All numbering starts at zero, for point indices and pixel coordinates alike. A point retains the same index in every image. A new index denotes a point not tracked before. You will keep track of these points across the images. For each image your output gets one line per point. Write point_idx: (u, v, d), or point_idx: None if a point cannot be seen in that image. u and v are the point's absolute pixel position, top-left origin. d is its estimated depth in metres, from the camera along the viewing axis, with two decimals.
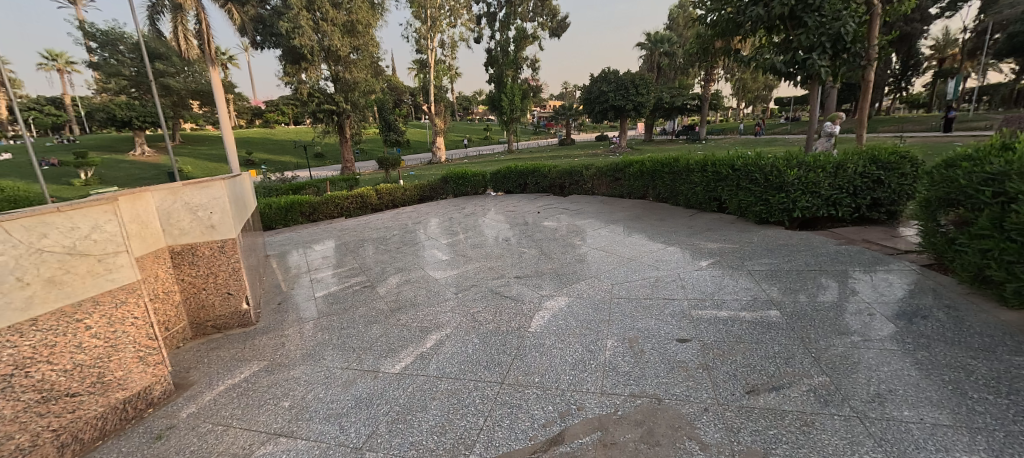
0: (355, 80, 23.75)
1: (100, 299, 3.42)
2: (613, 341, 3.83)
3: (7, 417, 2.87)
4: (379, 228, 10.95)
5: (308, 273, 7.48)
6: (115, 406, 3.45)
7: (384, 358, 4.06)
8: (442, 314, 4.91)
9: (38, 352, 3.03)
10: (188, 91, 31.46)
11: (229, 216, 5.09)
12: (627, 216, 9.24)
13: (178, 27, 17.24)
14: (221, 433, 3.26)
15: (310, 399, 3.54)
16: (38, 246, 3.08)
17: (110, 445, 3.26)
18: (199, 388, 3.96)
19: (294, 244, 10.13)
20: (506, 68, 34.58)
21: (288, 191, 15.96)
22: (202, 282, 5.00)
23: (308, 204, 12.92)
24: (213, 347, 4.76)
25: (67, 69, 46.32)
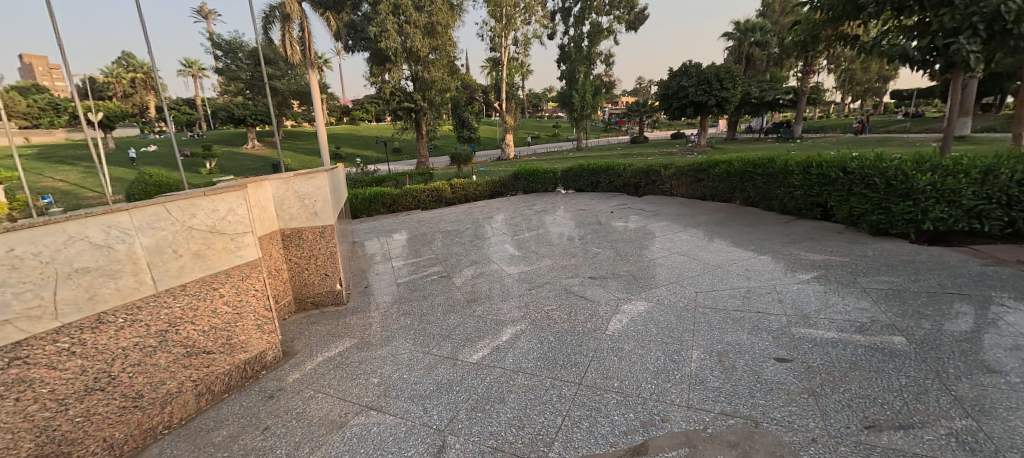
0: (432, 79, 24.90)
1: (231, 272, 3.97)
2: (699, 353, 3.60)
3: (162, 365, 3.42)
4: (453, 221, 11.39)
5: (390, 261, 8.03)
6: (239, 365, 3.99)
7: (462, 347, 4.22)
8: (517, 310, 4.96)
9: (186, 313, 3.60)
10: (290, 92, 35.34)
11: (330, 204, 5.61)
12: (709, 219, 8.62)
13: (285, 35, 19.38)
14: (321, 400, 3.61)
15: (396, 379, 3.79)
16: (189, 224, 3.66)
17: (234, 400, 3.77)
18: (303, 357, 4.44)
19: (376, 233, 10.93)
20: (579, 64, 34.00)
21: (371, 184, 17.23)
22: (306, 262, 5.59)
23: (389, 196, 13.86)
24: (313, 321, 5.31)
25: (198, 75, 54.39)
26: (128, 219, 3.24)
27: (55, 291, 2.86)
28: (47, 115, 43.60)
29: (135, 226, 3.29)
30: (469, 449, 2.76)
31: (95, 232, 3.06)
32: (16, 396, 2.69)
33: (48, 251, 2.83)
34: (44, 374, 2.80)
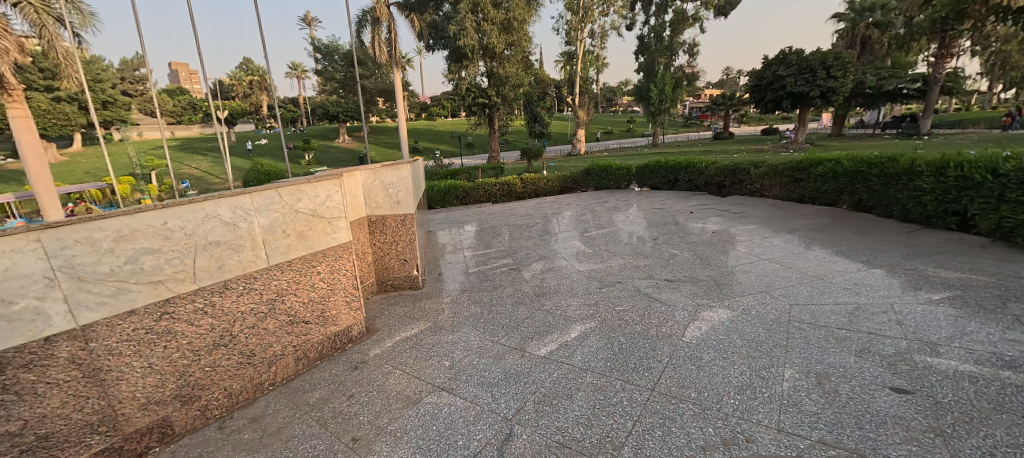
0: (506, 74, 25.23)
1: (326, 252, 4.40)
2: (793, 372, 3.23)
3: (270, 330, 3.92)
4: (522, 215, 11.51)
5: (461, 251, 8.36)
6: (330, 336, 4.43)
7: (530, 340, 4.25)
8: (587, 308, 4.87)
9: (290, 286, 4.07)
10: (377, 90, 38.12)
11: (411, 194, 5.93)
12: (807, 225, 7.69)
13: (374, 37, 20.89)
14: (399, 377, 3.87)
15: (466, 364, 3.94)
16: (295, 207, 4.11)
17: (325, 367, 4.21)
18: (383, 334, 4.80)
19: (449, 223, 11.45)
20: (659, 55, 32.20)
21: (445, 177, 18.04)
22: (388, 248, 6.02)
23: (462, 189, 14.41)
24: (393, 302, 5.72)
25: (302, 76, 60.89)
26: (248, 201, 3.73)
27: (196, 259, 3.40)
28: (188, 113, 51.97)
29: (253, 207, 3.77)
30: (535, 442, 2.79)
31: (225, 211, 3.57)
32: (164, 344, 3.25)
33: (191, 225, 3.37)
34: (184, 328, 3.35)
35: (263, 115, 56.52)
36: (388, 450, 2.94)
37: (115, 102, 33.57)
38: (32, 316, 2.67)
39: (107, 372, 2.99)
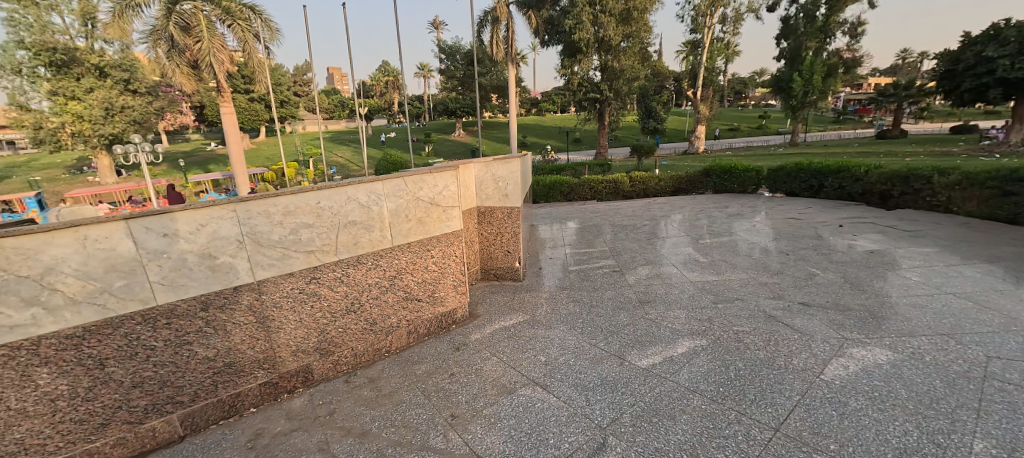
0: (621, 67, 24.17)
1: (440, 238, 4.76)
2: (987, 446, 2.48)
3: (390, 303, 4.41)
4: (628, 216, 10.98)
5: (563, 247, 8.32)
6: (437, 316, 4.81)
7: (630, 348, 4.03)
8: (697, 323, 4.43)
9: (407, 266, 4.51)
10: (492, 86, 39.94)
11: (519, 188, 6.02)
12: (1020, 254, 5.85)
13: (493, 36, 21.86)
14: (495, 364, 4.02)
15: (561, 362, 3.91)
16: (416, 195, 4.49)
17: (431, 343, 4.59)
18: (483, 320, 5.03)
19: (552, 219, 11.51)
20: (808, 39, 27.58)
21: (551, 173, 18.15)
22: (494, 238, 6.27)
23: (567, 185, 14.33)
24: (494, 291, 5.98)
25: (428, 76, 66.87)
26: (380, 187, 4.19)
27: (337, 235, 3.96)
28: (339, 111, 61.24)
29: (384, 192, 4.22)
30: None
31: (362, 195, 4.07)
32: (311, 304, 3.89)
33: (335, 206, 3.92)
34: (326, 292, 3.96)
35: (394, 111, 63.70)
36: (482, 434, 3.08)
37: (289, 101, 41.22)
38: (226, 269, 3.42)
39: (271, 321, 3.69)
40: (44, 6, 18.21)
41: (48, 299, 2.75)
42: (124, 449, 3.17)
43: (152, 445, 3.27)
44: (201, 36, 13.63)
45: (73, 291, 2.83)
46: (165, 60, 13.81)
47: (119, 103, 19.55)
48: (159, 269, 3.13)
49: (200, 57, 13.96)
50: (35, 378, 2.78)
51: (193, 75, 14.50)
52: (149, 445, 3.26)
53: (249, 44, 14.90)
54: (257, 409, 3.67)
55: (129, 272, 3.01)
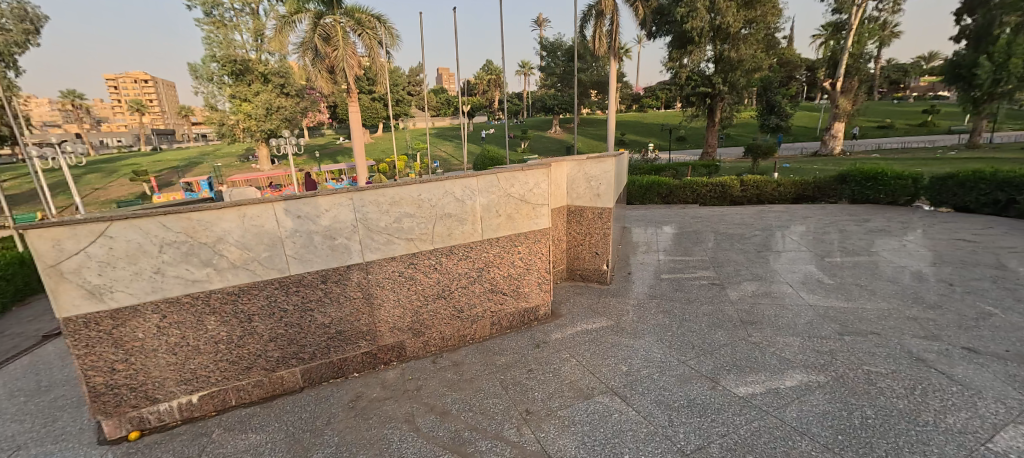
0: (739, 58, 21.68)
1: (528, 234, 4.82)
2: None
3: (476, 294, 4.63)
4: (735, 224, 9.90)
5: (656, 252, 7.83)
6: (520, 310, 4.91)
7: (726, 372, 3.65)
8: (813, 355, 3.83)
9: (495, 260, 4.67)
10: (592, 82, 39.05)
11: (613, 188, 5.79)
12: None
13: (596, 31, 21.31)
14: (573, 366, 3.97)
15: (643, 375, 3.71)
16: (507, 191, 4.60)
17: (513, 336, 4.71)
18: (565, 321, 4.99)
19: (646, 221, 10.91)
20: (1006, 12, 21.38)
21: (649, 173, 17.16)
22: (582, 239, 6.16)
23: (666, 186, 13.39)
24: (579, 292, 5.89)
25: (528, 74, 67.87)
26: (474, 182, 4.39)
27: (434, 226, 4.27)
28: (444, 108, 65.70)
29: (478, 187, 4.42)
30: None
31: (458, 189, 4.31)
32: (409, 287, 4.27)
33: (434, 199, 4.21)
34: (422, 277, 4.31)
35: (494, 109, 66.11)
36: (554, 435, 3.07)
37: (403, 100, 45.50)
38: (343, 249, 3.92)
39: (375, 298, 4.15)
40: (230, 27, 22.86)
41: (218, 262, 3.50)
42: (261, 389, 3.87)
43: (280, 390, 3.93)
44: (337, 45, 15.83)
45: (234, 257, 3.54)
46: (310, 67, 16.25)
47: (276, 104, 23.71)
48: (293, 245, 3.72)
49: (336, 63, 16.21)
50: (207, 322, 3.57)
51: (330, 79, 16.81)
52: (277, 389, 3.92)
53: (374, 50, 16.77)
54: (359, 374, 4.17)
55: (272, 246, 3.65)
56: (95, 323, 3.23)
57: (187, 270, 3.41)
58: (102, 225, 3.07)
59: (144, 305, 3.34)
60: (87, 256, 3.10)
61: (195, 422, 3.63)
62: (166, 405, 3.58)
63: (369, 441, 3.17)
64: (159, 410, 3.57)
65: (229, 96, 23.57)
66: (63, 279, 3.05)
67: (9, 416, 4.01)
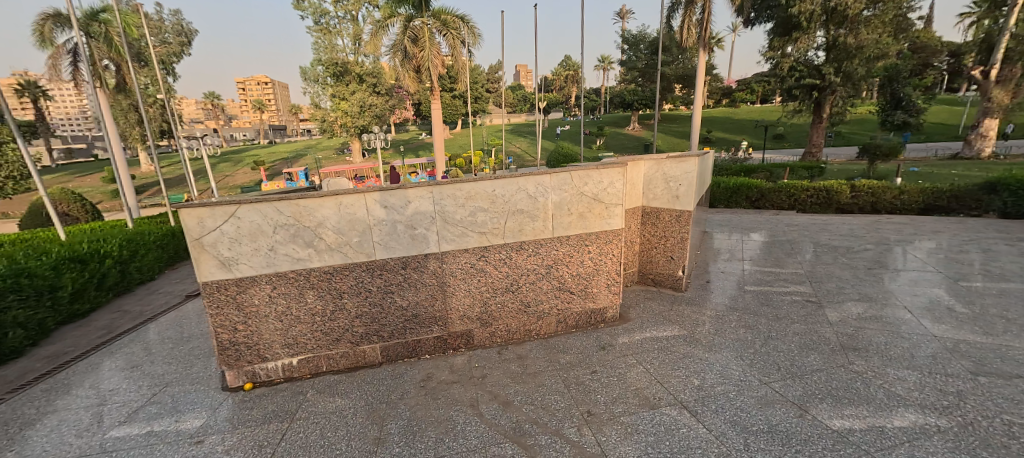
0: (859, 44, 18.80)
1: (600, 234, 4.73)
2: None
3: (544, 290, 4.67)
4: (840, 235, 8.70)
5: (740, 261, 7.20)
6: (586, 310, 4.86)
7: (817, 400, 3.29)
8: (932, 395, 3.28)
9: (564, 258, 4.66)
10: (676, 76, 36.71)
11: (694, 190, 5.43)
12: None
13: (685, 20, 19.92)
14: (640, 373, 3.84)
15: (718, 392, 3.48)
16: (580, 190, 4.54)
17: (577, 336, 4.68)
18: (634, 326, 4.83)
19: (730, 227, 10.04)
20: None
21: (737, 174, 15.74)
22: (657, 242, 5.88)
23: (757, 189, 12.18)
24: (650, 297, 5.65)
25: (608, 68, 65.78)
26: (548, 180, 4.41)
27: (506, 221, 4.38)
28: (521, 105, 66.46)
29: (551, 185, 4.43)
30: None
31: (531, 186, 4.36)
32: (479, 278, 4.45)
33: (508, 194, 4.31)
34: (492, 270, 4.46)
35: (570, 105, 65.24)
36: (616, 440, 3.02)
37: (481, 98, 46.85)
38: (422, 239, 4.20)
39: (448, 287, 4.39)
40: (334, 33, 25.52)
41: (318, 244, 3.96)
42: (346, 360, 4.32)
43: (362, 362, 4.35)
44: (424, 46, 16.82)
45: (330, 240, 3.99)
46: (399, 67, 17.47)
47: (368, 102, 25.92)
48: (379, 232, 4.08)
49: (422, 63, 17.24)
50: (306, 296, 4.08)
51: (416, 78, 17.92)
52: (360, 361, 4.35)
53: (457, 50, 17.50)
54: (431, 356, 4.45)
55: (362, 232, 4.03)
56: (224, 289, 3.87)
57: (293, 250, 3.92)
58: (233, 207, 3.66)
59: (260, 277, 3.92)
60: (221, 233, 3.71)
61: (294, 382, 4.17)
62: (273, 364, 4.17)
63: (437, 419, 3.39)
64: (267, 367, 4.17)
65: (330, 96, 26.29)
66: (203, 250, 3.69)
67: (161, 359, 4.97)
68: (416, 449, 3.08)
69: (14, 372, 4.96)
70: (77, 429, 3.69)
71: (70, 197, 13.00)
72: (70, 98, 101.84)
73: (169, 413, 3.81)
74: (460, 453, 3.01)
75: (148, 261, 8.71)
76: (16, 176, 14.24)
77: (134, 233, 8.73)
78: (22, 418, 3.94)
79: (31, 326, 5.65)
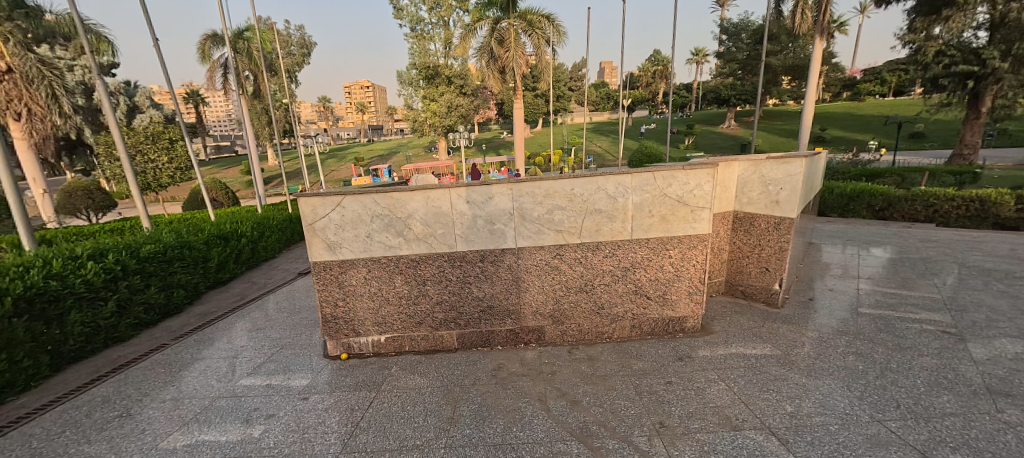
0: None
1: (683, 239, 4.43)
2: None
3: (619, 293, 4.55)
4: (997, 256, 7.10)
5: (854, 279, 6.26)
6: (664, 318, 4.63)
7: (947, 449, 2.78)
8: None
9: (643, 261, 4.48)
10: (784, 67, 32.78)
11: (797, 196, 4.85)
12: None
13: (798, 5, 17.68)
14: (721, 390, 3.56)
15: (815, 424, 3.10)
16: (663, 191, 4.29)
17: (652, 343, 4.49)
18: (717, 339, 4.48)
19: (844, 239, 8.75)
20: None
21: (857, 178, 13.59)
22: (750, 251, 5.37)
23: (883, 196, 10.41)
24: (738, 310, 5.20)
25: (702, 61, 60.94)
26: (629, 180, 4.25)
27: (583, 221, 4.34)
28: (604, 103, 64.69)
29: (632, 185, 4.26)
30: None
31: (611, 186, 4.25)
32: (553, 276, 4.49)
33: (587, 194, 4.26)
34: (566, 269, 4.47)
35: (657, 102, 61.81)
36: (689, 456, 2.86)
37: (563, 96, 46.60)
38: (500, 234, 4.36)
39: (522, 282, 4.50)
40: (427, 39, 27.37)
41: (407, 234, 4.33)
42: (426, 342, 4.66)
43: (439, 347, 4.66)
44: (510, 47, 17.27)
45: (418, 231, 4.33)
46: (485, 68, 18.17)
47: (455, 103, 27.34)
48: (461, 226, 4.32)
49: (507, 63, 17.70)
50: (395, 280, 4.49)
51: (501, 79, 18.43)
52: (438, 345, 4.66)
53: (541, 49, 17.65)
54: (503, 348, 4.60)
55: (446, 225, 4.31)
56: (329, 268, 4.42)
57: (386, 238, 4.34)
58: (339, 198, 4.16)
59: (358, 261, 4.41)
60: (329, 220, 4.24)
61: (381, 357, 4.62)
62: (365, 339, 4.67)
63: (506, 408, 3.52)
64: (360, 341, 4.67)
65: (421, 97, 28.19)
66: (315, 234, 4.27)
67: (279, 325, 5.85)
68: (485, 434, 3.23)
69: (176, 323, 6.21)
70: (217, 375, 4.52)
71: (218, 186, 15.79)
72: (221, 104, 122.97)
73: (283, 371, 4.48)
74: (526, 444, 3.09)
75: (272, 242, 10.22)
76: (184, 168, 17.70)
77: (262, 218, 10.31)
78: (181, 361, 4.93)
79: (189, 288, 7.00)
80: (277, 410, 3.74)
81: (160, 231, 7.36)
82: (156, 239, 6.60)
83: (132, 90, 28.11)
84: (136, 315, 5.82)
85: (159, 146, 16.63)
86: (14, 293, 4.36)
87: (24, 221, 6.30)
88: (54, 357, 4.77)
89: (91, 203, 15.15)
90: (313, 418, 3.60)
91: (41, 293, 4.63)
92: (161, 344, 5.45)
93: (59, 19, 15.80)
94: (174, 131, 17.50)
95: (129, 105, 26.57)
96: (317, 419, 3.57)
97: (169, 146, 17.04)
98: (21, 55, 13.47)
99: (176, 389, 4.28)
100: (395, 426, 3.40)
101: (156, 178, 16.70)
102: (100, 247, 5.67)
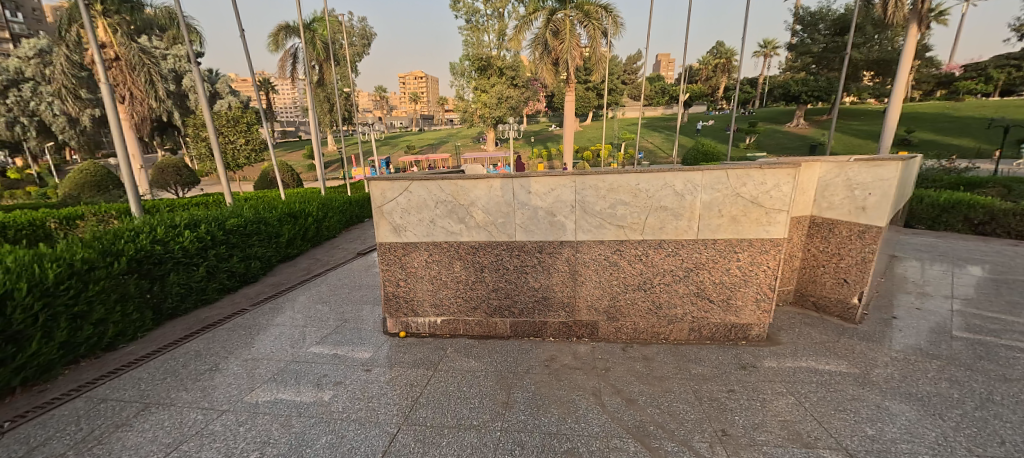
0: None
1: (754, 242, 4.17)
2: None
3: (680, 294, 4.42)
4: None
5: (942, 298, 5.65)
6: (726, 323, 4.44)
7: None
8: None
9: (708, 263, 4.30)
10: (867, 62, 29.63)
11: (888, 202, 4.40)
12: None
13: None
14: (790, 405, 3.36)
15: (901, 451, 2.88)
16: (738, 191, 4.05)
17: (709, 348, 4.33)
18: (784, 351, 4.23)
19: (930, 253, 7.94)
20: None
21: (953, 187, 12.17)
22: (825, 259, 4.99)
23: (986, 209, 9.22)
24: (810, 322, 4.87)
25: (770, 54, 56.39)
26: (699, 178, 4.05)
27: (647, 217, 4.22)
28: (659, 97, 61.68)
29: (702, 183, 4.06)
30: None
31: (679, 182, 4.08)
32: (613, 272, 4.43)
33: (652, 190, 4.12)
34: (627, 266, 4.39)
35: (717, 98, 58.36)
36: None
37: (616, 90, 45.28)
38: (560, 226, 4.36)
39: (579, 275, 4.49)
40: (481, 30, 27.49)
41: (469, 221, 4.44)
42: (480, 328, 4.78)
43: (492, 333, 4.76)
44: (565, 38, 16.99)
45: (479, 219, 4.42)
46: (538, 61, 18.07)
47: (505, 95, 27.52)
48: (520, 216, 4.37)
49: (561, 55, 17.44)
50: (454, 265, 4.63)
51: (554, 70, 18.20)
52: (491, 332, 4.76)
53: (597, 40, 17.20)
54: (555, 340, 4.62)
55: (505, 214, 4.38)
56: (393, 250, 4.64)
57: (448, 224, 4.47)
58: (407, 183, 4.33)
59: (420, 245, 4.59)
60: (396, 203, 4.43)
61: (437, 338, 4.79)
62: (422, 319, 4.86)
63: (558, 399, 3.54)
64: (417, 321, 4.87)
65: (473, 88, 28.46)
66: (385, 217, 4.50)
67: (341, 300, 6.26)
68: (541, 421, 3.27)
69: (253, 291, 6.83)
70: (290, 340, 4.92)
71: (286, 168, 16.97)
72: (289, 92, 132.59)
73: (347, 342, 4.79)
74: (582, 437, 3.09)
75: (333, 222, 10.90)
76: (258, 150, 19.20)
77: (326, 199, 10.98)
78: (258, 325, 5.41)
79: (264, 260, 7.65)
80: (344, 378, 4.01)
81: (242, 206, 8.09)
82: (238, 213, 7.25)
83: (214, 77, 30.81)
84: (221, 280, 6.47)
85: (237, 129, 18.19)
86: (128, 253, 4.98)
87: (132, 190, 7.11)
88: (157, 312, 5.42)
89: (179, 179, 16.87)
90: (376, 388, 3.83)
91: (150, 254, 5.28)
92: (241, 309, 6.02)
93: (157, 12, 17.52)
94: (250, 115, 19.07)
95: (211, 91, 29.17)
96: (379, 390, 3.79)
97: (245, 128, 18.63)
98: (125, 43, 15.17)
99: (255, 350, 4.71)
100: (452, 405, 3.53)
101: (234, 158, 18.24)
102: (193, 218, 6.31)
